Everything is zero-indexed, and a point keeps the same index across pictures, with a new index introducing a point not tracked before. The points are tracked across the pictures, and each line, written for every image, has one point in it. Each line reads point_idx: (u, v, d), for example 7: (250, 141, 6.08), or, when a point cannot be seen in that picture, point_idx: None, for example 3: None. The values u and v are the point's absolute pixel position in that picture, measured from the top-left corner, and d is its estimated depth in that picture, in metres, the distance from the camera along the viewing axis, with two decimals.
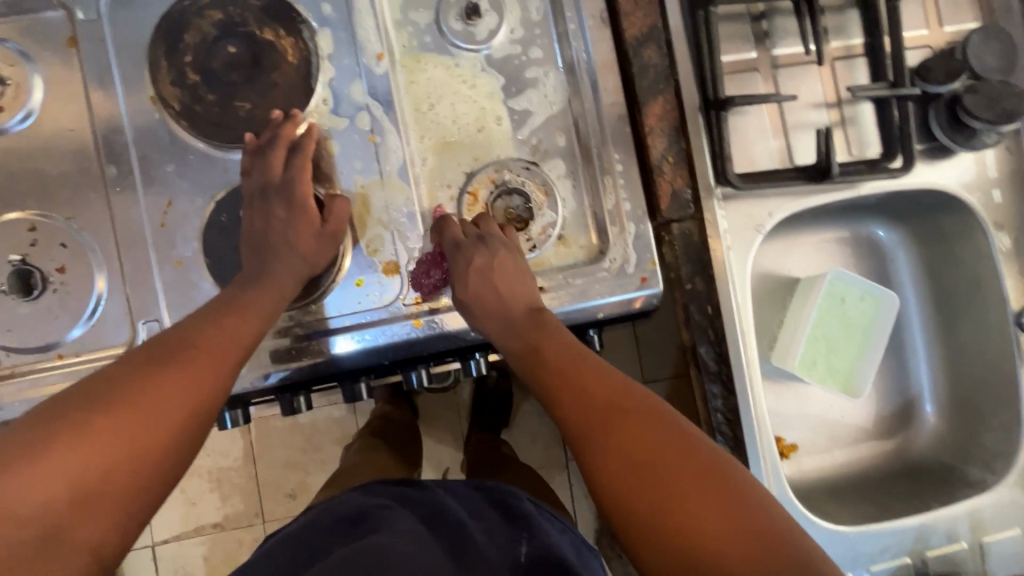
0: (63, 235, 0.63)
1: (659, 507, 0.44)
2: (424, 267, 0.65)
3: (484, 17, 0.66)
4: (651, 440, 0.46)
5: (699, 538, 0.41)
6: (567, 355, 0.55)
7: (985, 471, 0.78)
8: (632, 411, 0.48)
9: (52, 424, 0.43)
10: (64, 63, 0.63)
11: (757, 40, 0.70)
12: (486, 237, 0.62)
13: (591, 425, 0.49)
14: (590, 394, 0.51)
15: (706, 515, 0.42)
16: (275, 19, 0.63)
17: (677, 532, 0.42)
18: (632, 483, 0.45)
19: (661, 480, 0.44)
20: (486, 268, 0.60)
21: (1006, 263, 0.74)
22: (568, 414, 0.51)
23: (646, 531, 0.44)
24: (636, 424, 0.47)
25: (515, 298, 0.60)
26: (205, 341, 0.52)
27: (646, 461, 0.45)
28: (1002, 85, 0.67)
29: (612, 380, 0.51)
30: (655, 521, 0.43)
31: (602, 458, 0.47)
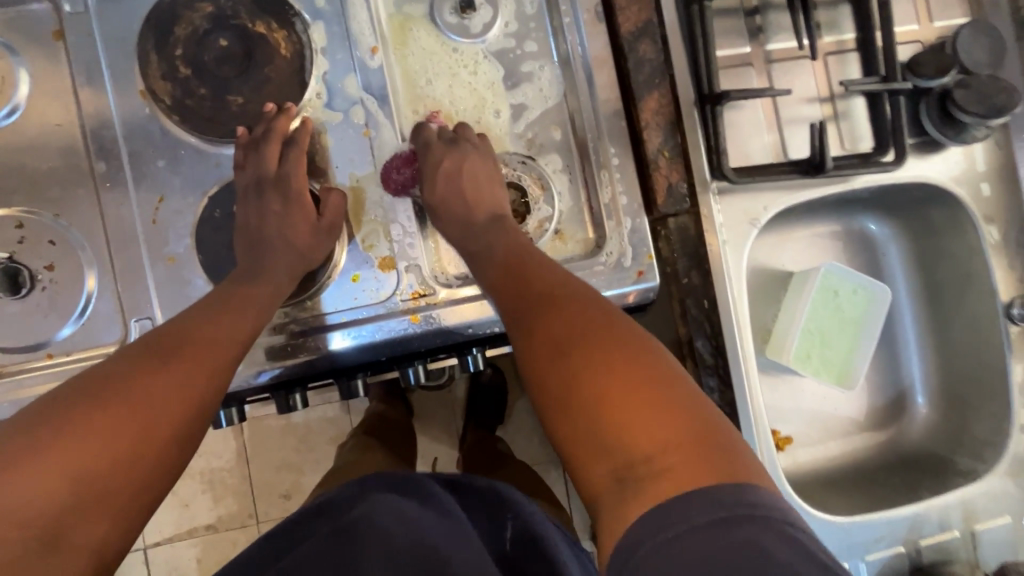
0: (51, 232, 0.61)
1: (583, 393, 0.45)
2: (396, 163, 0.64)
3: (478, 10, 0.65)
4: (585, 332, 0.48)
5: (616, 422, 0.43)
6: (519, 257, 0.57)
7: (976, 460, 0.79)
8: (571, 307, 0.51)
9: (47, 425, 0.42)
10: (51, 57, 0.62)
11: (751, 34, 0.70)
12: (460, 139, 0.63)
13: (532, 315, 0.52)
14: (537, 289, 0.53)
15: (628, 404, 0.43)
16: (268, 11, 0.63)
17: (597, 415, 0.44)
18: (562, 369, 0.47)
19: (583, 363, 0.46)
20: (456, 171, 0.62)
21: (996, 255, 0.76)
22: (514, 308, 0.54)
23: (567, 414, 0.46)
24: (571, 314, 0.50)
25: (481, 207, 0.62)
26: (201, 337, 0.51)
27: (572, 346, 0.48)
28: (990, 79, 0.68)
29: (564, 280, 0.54)
30: (572, 403, 0.46)
31: (539, 343, 0.50)
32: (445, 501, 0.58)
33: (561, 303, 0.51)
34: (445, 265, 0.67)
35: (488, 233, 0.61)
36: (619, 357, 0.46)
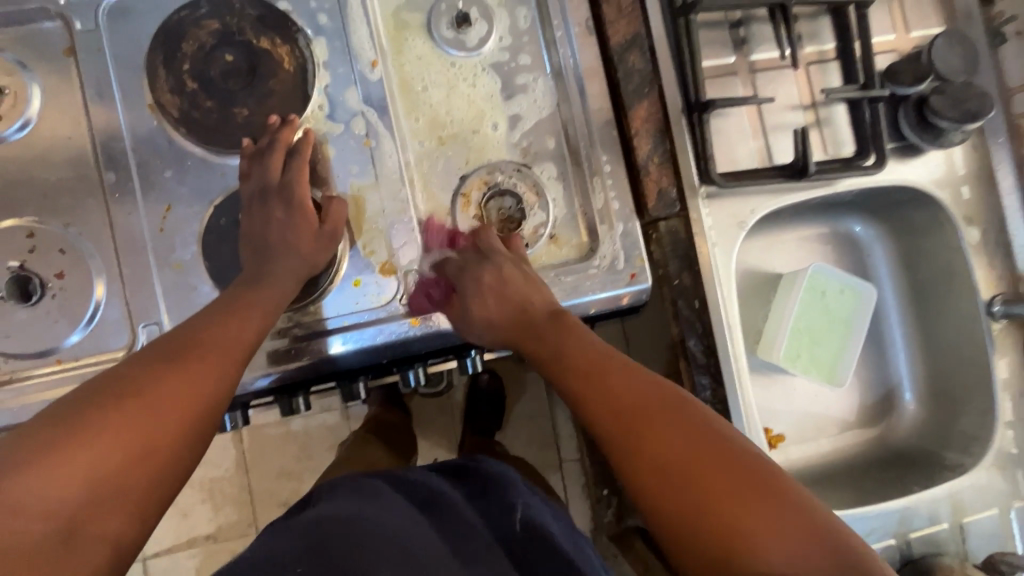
0: (61, 241, 0.63)
1: (697, 510, 0.43)
2: (424, 286, 0.67)
3: (474, 25, 0.68)
4: (688, 443, 0.45)
5: (726, 523, 0.41)
6: (594, 357, 0.55)
7: (963, 454, 0.81)
8: (665, 414, 0.48)
9: (64, 424, 0.43)
10: (62, 72, 0.64)
11: (735, 45, 0.73)
12: (490, 253, 0.65)
13: (623, 427, 0.49)
14: (621, 397, 0.50)
15: (749, 518, 0.41)
16: (272, 28, 0.65)
17: (719, 535, 0.41)
18: (668, 482, 0.44)
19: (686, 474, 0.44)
20: (494, 285, 0.64)
21: (976, 255, 0.78)
22: (600, 418, 0.51)
23: (682, 526, 0.43)
24: (662, 417, 0.48)
25: (534, 304, 0.63)
26: (210, 341, 0.53)
27: (670, 456, 0.45)
28: (964, 86, 0.71)
29: (646, 381, 0.51)
30: (684, 512, 0.43)
31: (629, 458, 0.47)
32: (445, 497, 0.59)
33: (650, 409, 0.48)
34: None
35: (552, 334, 0.60)
36: (726, 468, 0.43)
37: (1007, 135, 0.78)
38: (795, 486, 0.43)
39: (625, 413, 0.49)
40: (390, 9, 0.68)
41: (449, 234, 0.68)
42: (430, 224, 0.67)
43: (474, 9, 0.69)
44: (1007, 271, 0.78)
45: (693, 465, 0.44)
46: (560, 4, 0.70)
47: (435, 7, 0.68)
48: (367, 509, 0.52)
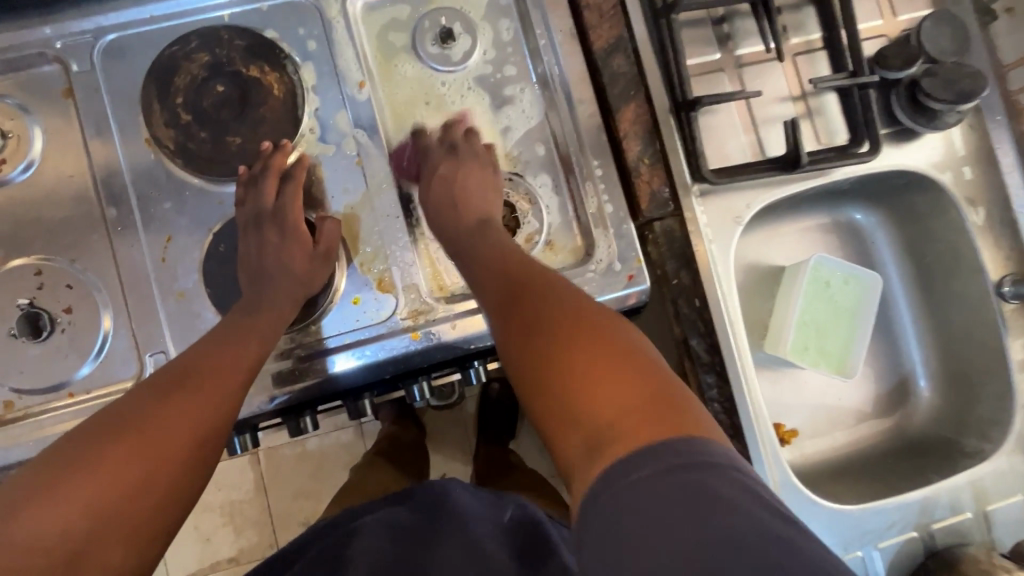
0: (68, 276, 0.65)
1: (556, 371, 0.47)
2: (405, 151, 0.70)
3: (458, 40, 0.69)
4: (563, 320, 0.49)
5: (579, 390, 0.45)
6: (502, 258, 0.59)
7: (983, 440, 0.79)
8: (550, 296, 0.52)
9: (73, 458, 0.47)
10: (62, 113, 0.66)
11: (720, 42, 0.74)
12: (458, 148, 0.67)
13: (510, 307, 0.54)
14: (513, 282, 0.55)
15: (600, 380, 0.44)
16: (260, 56, 0.66)
17: (570, 390, 0.45)
18: (538, 349, 0.49)
19: (552, 346, 0.48)
20: (450, 176, 0.66)
21: (981, 236, 0.77)
22: (492, 304, 0.56)
23: (547, 394, 0.47)
24: (545, 300, 0.52)
25: (469, 209, 0.65)
26: (205, 373, 0.56)
27: (545, 329, 0.49)
28: (955, 67, 0.70)
29: (548, 276, 0.55)
30: (549, 380, 0.47)
31: (510, 336, 0.52)
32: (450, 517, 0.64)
33: (540, 294, 0.53)
34: (442, 282, 0.69)
35: (463, 232, 0.63)
36: (590, 341, 0.47)
37: (1005, 112, 0.77)
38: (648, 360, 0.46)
39: (512, 298, 0.54)
40: (375, 30, 0.69)
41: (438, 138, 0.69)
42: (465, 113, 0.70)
43: (457, 24, 0.69)
44: (1015, 251, 0.77)
45: (556, 336, 0.49)
46: (542, 14, 0.70)
47: (419, 25, 0.69)
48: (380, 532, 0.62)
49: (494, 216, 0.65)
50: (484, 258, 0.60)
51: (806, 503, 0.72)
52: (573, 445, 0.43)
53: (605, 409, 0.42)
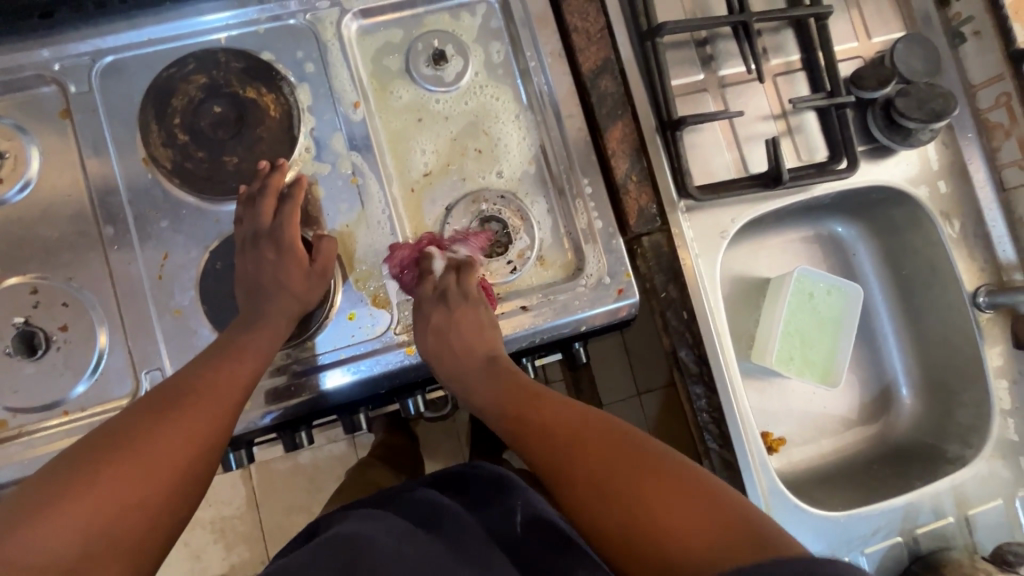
0: (63, 295, 0.65)
1: (625, 516, 0.49)
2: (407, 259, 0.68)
3: (451, 62, 0.71)
4: (614, 455, 0.53)
5: (653, 525, 0.47)
6: (532, 399, 0.61)
7: (963, 446, 0.82)
8: (589, 439, 0.55)
9: (68, 475, 0.48)
10: (59, 133, 0.67)
11: (703, 63, 0.76)
12: (447, 290, 0.68)
13: (558, 464, 0.55)
14: (551, 429, 0.58)
15: (681, 520, 0.46)
16: (256, 78, 0.68)
17: (652, 534, 0.47)
18: (598, 495, 0.51)
19: (611, 492, 0.51)
20: (443, 327, 0.67)
21: (957, 248, 0.80)
22: (538, 452, 0.57)
23: (622, 540, 0.49)
24: (591, 444, 0.55)
25: (473, 349, 0.66)
26: (202, 388, 0.57)
27: (596, 476, 0.52)
28: (928, 87, 0.73)
29: (584, 416, 0.58)
30: (620, 523, 0.49)
31: (564, 492, 0.54)
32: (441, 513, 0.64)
33: (578, 439, 0.55)
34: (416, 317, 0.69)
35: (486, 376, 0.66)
36: (647, 475, 0.50)
37: (975, 130, 0.80)
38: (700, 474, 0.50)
39: (564, 448, 0.55)
40: (370, 53, 0.71)
41: (428, 244, 0.69)
42: (481, 234, 0.69)
43: (449, 46, 0.71)
44: (989, 263, 0.80)
45: (608, 478, 0.51)
46: (532, 36, 0.73)
47: (412, 47, 0.71)
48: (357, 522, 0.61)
49: (499, 349, 0.67)
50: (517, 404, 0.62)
51: (792, 508, 0.74)
52: None
53: (682, 538, 0.46)
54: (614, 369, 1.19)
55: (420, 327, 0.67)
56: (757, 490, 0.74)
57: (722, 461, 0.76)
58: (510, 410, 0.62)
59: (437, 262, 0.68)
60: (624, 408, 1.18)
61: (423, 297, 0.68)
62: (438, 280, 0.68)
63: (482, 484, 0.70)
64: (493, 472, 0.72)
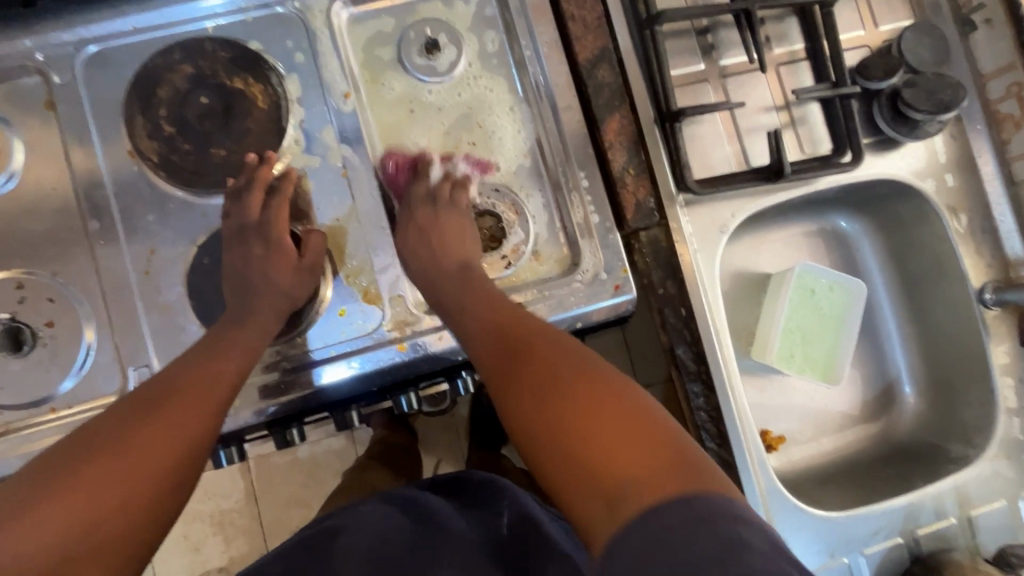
0: (50, 290, 0.64)
1: (553, 421, 0.46)
2: (404, 163, 0.69)
3: (443, 51, 0.69)
4: (562, 366, 0.50)
5: (580, 435, 0.45)
6: (490, 309, 0.59)
7: (967, 446, 0.80)
8: (542, 349, 0.52)
9: (53, 475, 0.47)
10: (43, 125, 0.65)
11: (704, 52, 0.74)
12: (438, 194, 0.68)
13: (503, 368, 0.53)
14: (509, 348, 0.54)
15: (609, 438, 0.44)
16: (244, 68, 0.66)
17: (575, 443, 0.44)
18: (533, 400, 0.49)
19: (548, 394, 0.48)
20: (427, 227, 0.66)
21: (964, 243, 0.78)
22: (485, 358, 0.55)
23: (545, 445, 0.46)
24: (542, 352, 0.52)
25: (449, 254, 0.65)
26: (188, 385, 0.56)
27: (536, 382, 0.50)
28: (936, 77, 0.71)
29: (556, 340, 0.53)
30: (547, 430, 0.47)
31: (502, 393, 0.52)
32: (435, 518, 0.63)
33: (530, 349, 0.53)
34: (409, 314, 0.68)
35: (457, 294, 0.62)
36: (587, 388, 0.47)
37: (985, 122, 0.78)
38: (645, 399, 0.47)
39: (512, 357, 0.53)
40: (361, 43, 0.69)
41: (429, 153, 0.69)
42: (487, 164, 0.69)
43: (442, 35, 0.69)
44: (997, 258, 0.78)
45: (551, 382, 0.49)
46: (527, 25, 0.71)
47: (404, 36, 0.69)
48: (349, 526, 0.61)
49: (474, 262, 0.66)
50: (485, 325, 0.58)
51: (791, 509, 0.73)
52: (592, 510, 0.42)
53: (602, 454, 0.43)
54: (613, 365, 1.18)
55: (402, 221, 0.68)
56: (755, 490, 0.72)
57: (720, 461, 0.75)
58: (464, 319, 0.59)
59: (436, 168, 0.69)
60: None
61: (412, 198, 0.68)
62: (431, 185, 0.69)
63: (478, 489, 0.69)
64: (484, 476, 0.72)
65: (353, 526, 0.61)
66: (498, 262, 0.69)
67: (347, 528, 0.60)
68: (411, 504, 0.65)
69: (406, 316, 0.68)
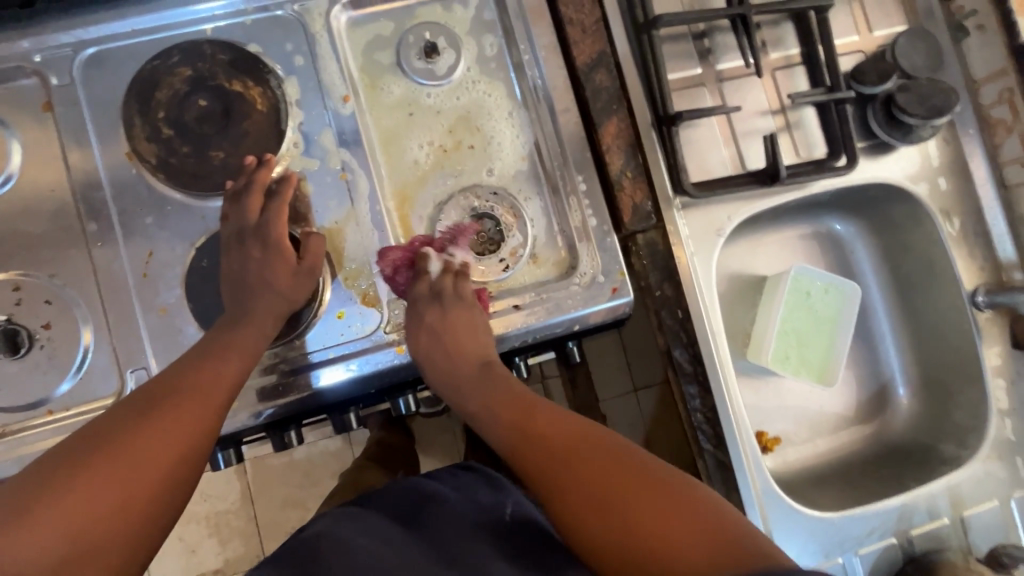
0: (47, 292, 0.64)
1: (613, 522, 0.49)
2: (401, 259, 0.68)
3: (442, 55, 0.69)
4: (605, 464, 0.53)
5: (643, 532, 0.47)
6: (524, 406, 0.61)
7: (959, 447, 0.81)
8: (582, 447, 0.55)
9: (51, 478, 0.47)
10: (41, 126, 0.65)
11: (700, 56, 0.75)
12: (442, 292, 0.68)
13: (549, 470, 0.55)
14: (551, 444, 0.56)
15: (670, 527, 0.47)
16: (242, 70, 0.66)
17: (641, 540, 0.47)
18: (588, 503, 0.51)
19: (600, 497, 0.51)
20: (438, 327, 0.66)
21: (956, 247, 0.79)
22: (528, 458, 0.57)
23: (612, 547, 0.48)
24: (580, 450, 0.55)
25: (469, 352, 0.67)
26: (187, 389, 0.56)
27: (585, 483, 0.52)
28: (930, 82, 0.72)
29: (587, 430, 0.57)
30: (609, 531, 0.49)
31: (554, 498, 0.53)
32: (434, 510, 0.63)
33: (570, 447, 0.55)
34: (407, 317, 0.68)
35: (477, 384, 0.66)
36: (636, 482, 0.50)
37: (977, 127, 0.79)
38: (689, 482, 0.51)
39: (556, 455, 0.55)
40: (360, 46, 0.70)
41: (422, 242, 0.69)
42: (468, 228, 0.69)
43: (441, 39, 0.70)
44: (989, 261, 0.79)
45: (600, 483, 0.51)
46: (525, 29, 0.71)
47: (403, 40, 0.70)
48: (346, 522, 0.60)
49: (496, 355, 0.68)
50: (509, 417, 0.62)
51: (785, 508, 0.73)
52: None
53: (669, 544, 0.46)
54: (611, 366, 1.18)
55: (409, 323, 0.67)
56: (750, 490, 0.73)
57: (717, 462, 0.75)
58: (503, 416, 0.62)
59: (434, 262, 0.69)
60: (620, 404, 1.17)
61: (415, 297, 0.67)
62: (432, 280, 0.68)
63: (477, 479, 0.69)
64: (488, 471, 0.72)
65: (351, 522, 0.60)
66: (496, 265, 0.69)
67: (344, 524, 0.60)
68: (410, 497, 0.65)
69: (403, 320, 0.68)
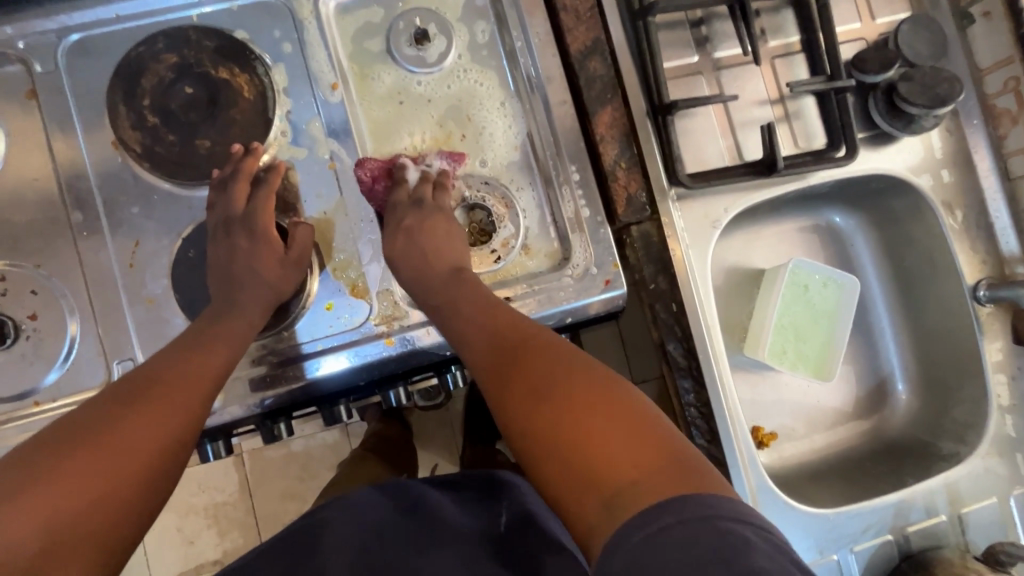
0: (33, 282, 0.64)
1: (553, 426, 0.45)
2: (378, 169, 0.67)
3: (433, 41, 0.68)
4: (562, 371, 0.48)
5: (582, 441, 0.44)
6: (490, 311, 0.57)
7: (958, 443, 0.80)
8: (543, 352, 0.51)
9: (32, 467, 0.46)
10: (26, 114, 0.64)
11: (698, 44, 0.73)
12: (422, 198, 0.66)
13: (503, 370, 0.51)
14: (510, 348, 0.52)
15: (611, 440, 0.43)
16: (229, 57, 0.65)
17: (578, 448, 0.43)
18: (535, 407, 0.47)
19: (550, 400, 0.47)
20: (416, 232, 0.64)
21: (958, 240, 0.77)
22: (484, 360, 0.53)
23: (549, 450, 0.45)
24: (542, 357, 0.50)
25: (438, 258, 0.63)
26: (172, 379, 0.55)
27: (536, 388, 0.48)
28: (933, 71, 0.70)
29: (551, 338, 0.52)
30: (549, 436, 0.45)
31: (503, 398, 0.50)
32: (428, 513, 0.62)
33: (529, 351, 0.51)
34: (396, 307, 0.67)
35: (442, 293, 0.61)
36: (588, 392, 0.46)
37: (981, 117, 0.77)
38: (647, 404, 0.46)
39: (514, 358, 0.51)
40: (349, 33, 0.68)
41: (400, 156, 0.68)
42: (459, 156, 0.68)
43: (432, 25, 0.68)
44: (992, 255, 0.78)
45: (552, 387, 0.47)
46: (518, 15, 0.69)
47: (393, 26, 0.68)
48: (337, 516, 0.60)
49: (467, 266, 0.64)
50: (485, 319, 0.56)
51: (780, 506, 0.72)
52: (591, 511, 0.42)
53: (607, 457, 0.42)
54: (608, 360, 1.17)
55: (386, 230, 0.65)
56: (744, 486, 0.72)
57: (711, 458, 0.74)
58: (463, 321, 0.57)
59: (412, 172, 0.68)
60: None
61: (392, 202, 0.66)
62: (411, 189, 0.67)
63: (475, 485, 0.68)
64: (485, 473, 0.72)
65: (342, 516, 0.60)
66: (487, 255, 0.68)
67: (335, 518, 0.59)
68: (403, 496, 0.65)
69: (391, 311, 0.67)
